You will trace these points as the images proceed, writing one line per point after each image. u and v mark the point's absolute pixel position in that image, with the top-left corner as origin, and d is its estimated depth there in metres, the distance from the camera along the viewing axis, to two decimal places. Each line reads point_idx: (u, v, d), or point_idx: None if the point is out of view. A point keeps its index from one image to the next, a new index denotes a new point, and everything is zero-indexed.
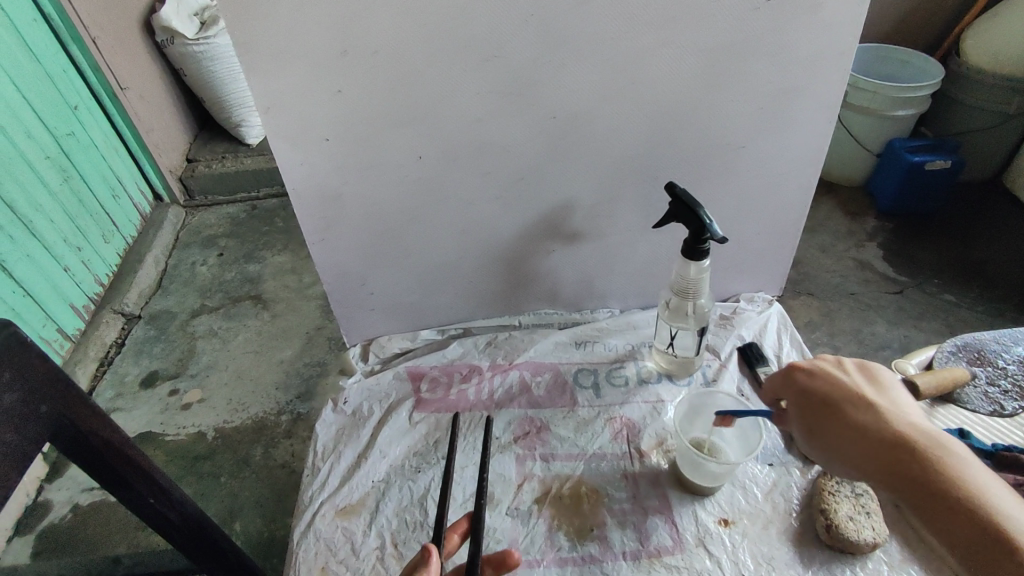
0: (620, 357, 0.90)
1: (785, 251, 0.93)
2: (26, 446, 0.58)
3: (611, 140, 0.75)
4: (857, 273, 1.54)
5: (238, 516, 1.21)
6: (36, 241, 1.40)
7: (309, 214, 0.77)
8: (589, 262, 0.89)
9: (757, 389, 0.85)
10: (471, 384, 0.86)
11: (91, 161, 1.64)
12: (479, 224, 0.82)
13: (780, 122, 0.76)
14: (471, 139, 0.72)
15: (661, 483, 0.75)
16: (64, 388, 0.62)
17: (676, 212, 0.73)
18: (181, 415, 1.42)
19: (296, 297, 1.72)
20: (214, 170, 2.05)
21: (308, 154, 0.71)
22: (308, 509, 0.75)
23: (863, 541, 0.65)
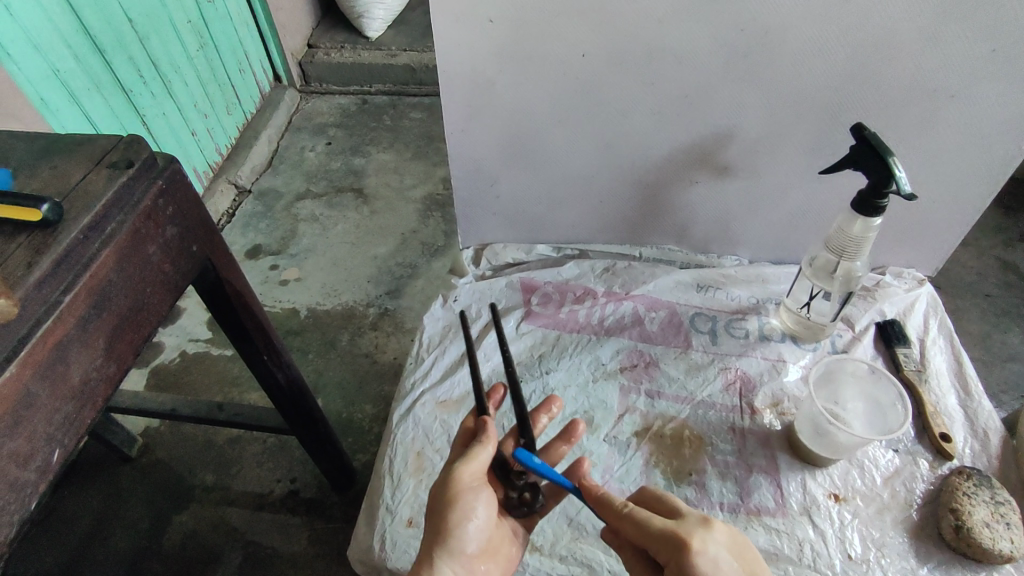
0: (742, 308, 0.84)
1: (954, 227, 0.83)
2: (178, 280, 0.61)
3: (798, 67, 0.67)
4: (999, 274, 1.38)
5: (320, 392, 1.27)
6: (171, 101, 1.45)
7: (455, 101, 0.77)
8: (732, 201, 0.84)
9: (892, 370, 0.77)
10: (583, 306, 0.84)
11: (226, 32, 1.67)
12: (626, 138, 0.78)
13: (1007, 72, 0.65)
14: (644, 42, 0.67)
15: (771, 443, 0.71)
16: (210, 231, 0.64)
17: (857, 157, 0.64)
18: (279, 289, 1.48)
19: (396, 197, 1.73)
20: (333, 59, 2.05)
21: (471, 36, 0.69)
22: (409, 395, 0.76)
23: (996, 551, 0.60)
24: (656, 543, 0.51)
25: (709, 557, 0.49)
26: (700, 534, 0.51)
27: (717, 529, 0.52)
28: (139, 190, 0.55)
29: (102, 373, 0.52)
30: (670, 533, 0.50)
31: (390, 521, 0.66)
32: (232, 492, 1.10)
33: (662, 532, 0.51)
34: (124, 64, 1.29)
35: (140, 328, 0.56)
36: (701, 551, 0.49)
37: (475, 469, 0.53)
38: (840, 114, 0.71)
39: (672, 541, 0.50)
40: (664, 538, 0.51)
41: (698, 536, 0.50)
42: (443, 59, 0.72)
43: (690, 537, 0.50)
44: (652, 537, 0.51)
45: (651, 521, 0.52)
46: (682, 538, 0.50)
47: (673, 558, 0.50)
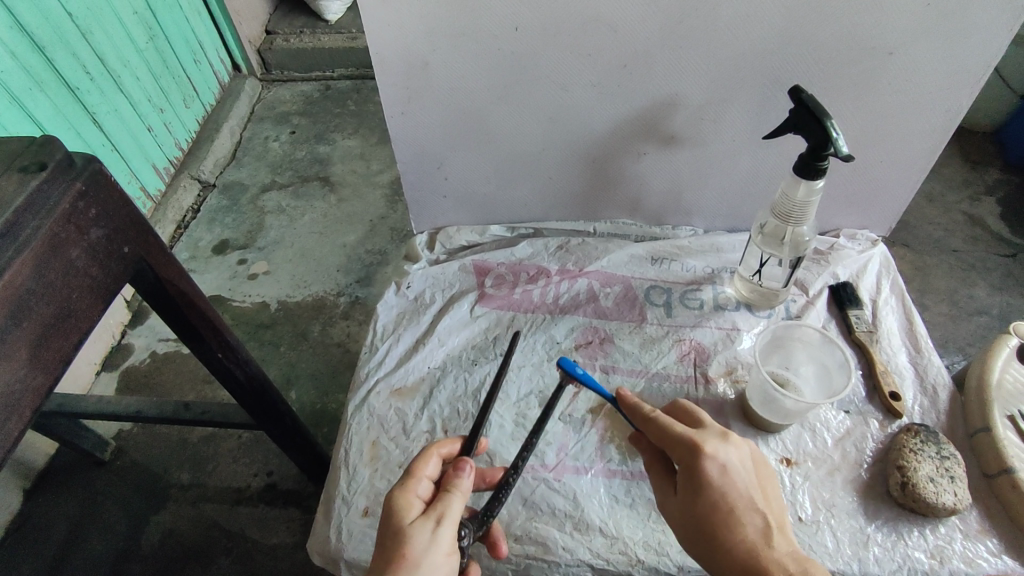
0: (697, 279, 0.83)
1: (905, 185, 0.83)
2: (109, 283, 0.59)
3: (736, 30, 0.66)
4: (965, 228, 1.38)
5: (294, 385, 1.26)
6: (123, 97, 1.41)
7: (393, 83, 0.75)
8: (682, 170, 0.83)
9: (845, 333, 0.78)
10: (537, 286, 0.83)
11: (177, 22, 1.62)
12: (570, 111, 0.76)
13: (944, 24, 0.64)
14: (577, 11, 0.65)
15: (724, 412, 0.71)
16: (144, 231, 0.63)
17: (797, 121, 0.63)
18: (248, 283, 1.46)
19: (363, 183, 1.70)
20: (292, 45, 1.99)
21: (399, 14, 0.67)
22: (364, 385, 0.76)
23: (941, 505, 0.61)
24: (673, 442, 0.55)
25: (724, 460, 0.53)
26: (715, 442, 0.54)
27: (733, 441, 0.55)
28: (56, 193, 0.53)
29: (27, 384, 0.51)
30: (687, 437, 0.54)
31: (346, 512, 0.66)
32: (209, 488, 1.10)
33: (682, 437, 0.55)
34: (67, 59, 1.25)
35: (69, 335, 0.55)
36: (715, 456, 0.53)
37: (452, 524, 0.50)
38: (782, 76, 0.70)
39: (689, 445, 0.54)
40: (680, 444, 0.55)
41: (713, 443, 0.54)
42: (375, 41, 0.70)
43: (708, 442, 0.54)
44: (670, 436, 0.56)
45: (673, 425, 0.56)
46: (698, 443, 0.54)
47: (684, 457, 0.54)
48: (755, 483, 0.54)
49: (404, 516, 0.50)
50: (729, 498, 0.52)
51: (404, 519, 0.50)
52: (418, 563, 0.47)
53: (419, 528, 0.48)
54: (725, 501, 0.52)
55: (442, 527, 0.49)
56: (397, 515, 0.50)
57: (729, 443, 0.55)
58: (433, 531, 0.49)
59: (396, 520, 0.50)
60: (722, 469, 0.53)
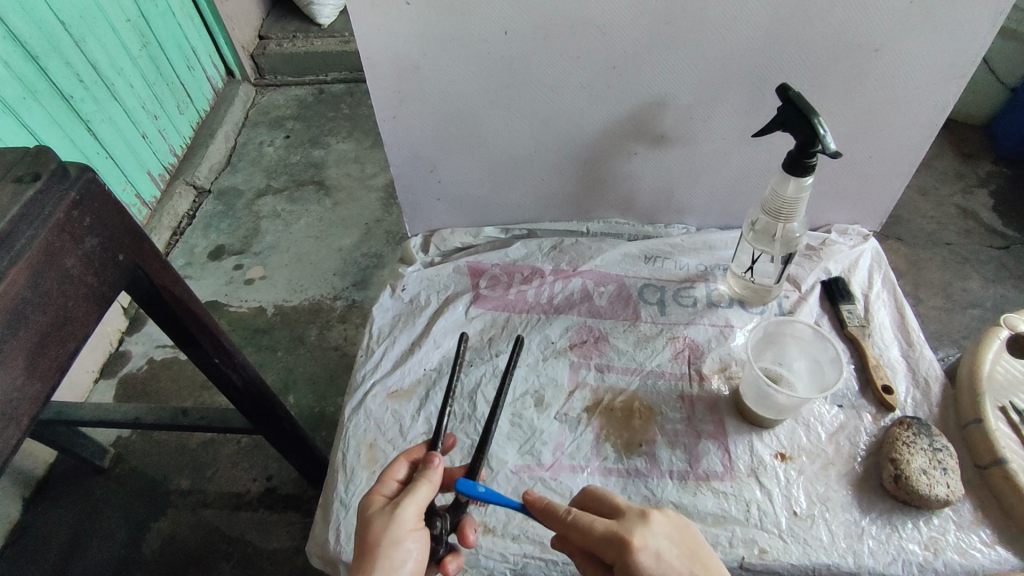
0: (690, 276, 0.84)
1: (895, 180, 0.84)
2: (105, 291, 0.59)
3: (724, 29, 0.66)
4: (958, 221, 1.39)
5: (292, 390, 1.27)
6: (117, 105, 1.41)
7: (384, 87, 0.75)
8: (673, 168, 0.83)
9: (837, 327, 0.78)
10: (532, 286, 0.84)
11: (169, 29, 1.62)
12: (561, 112, 0.76)
13: (930, 21, 0.65)
14: (566, 13, 0.66)
15: (719, 408, 0.71)
16: (139, 239, 0.63)
17: (785, 119, 0.64)
18: (245, 289, 1.47)
19: (358, 187, 1.70)
20: (285, 49, 2.00)
21: (389, 19, 0.67)
22: (360, 388, 0.76)
23: (934, 496, 0.61)
24: (598, 545, 0.52)
25: (653, 551, 0.51)
26: (641, 531, 0.52)
27: (655, 520, 0.53)
28: (50, 203, 0.53)
29: (25, 393, 0.52)
30: (613, 535, 0.51)
31: (344, 514, 0.67)
32: (209, 494, 1.10)
33: (605, 534, 0.52)
34: (60, 68, 1.25)
35: (66, 343, 0.55)
36: (642, 547, 0.51)
37: (414, 508, 0.52)
38: (770, 74, 0.71)
39: (615, 540, 0.51)
40: (607, 541, 0.52)
41: (639, 532, 0.51)
42: (366, 47, 0.70)
43: (632, 535, 0.51)
44: (595, 538, 0.52)
45: (592, 527, 0.52)
46: (625, 538, 0.51)
47: (617, 558, 0.51)
48: (691, 560, 0.52)
49: (369, 510, 0.54)
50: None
51: (370, 510, 0.53)
52: (378, 545, 0.50)
53: (379, 514, 0.52)
54: None
55: (401, 510, 0.52)
56: (366, 508, 0.54)
57: (653, 531, 0.52)
58: (393, 514, 0.52)
59: (365, 511, 0.54)
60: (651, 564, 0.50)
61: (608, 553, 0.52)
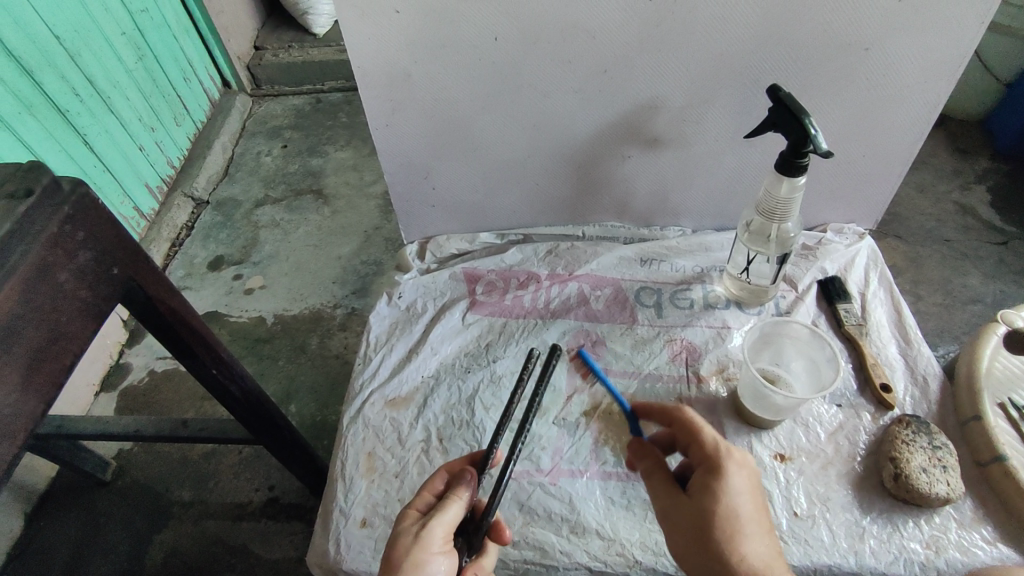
0: (686, 278, 0.84)
1: (889, 178, 0.84)
2: (99, 305, 0.59)
3: (713, 32, 0.67)
4: (956, 218, 1.39)
5: (293, 398, 1.27)
6: (114, 118, 1.42)
7: (377, 96, 0.75)
8: (667, 171, 0.83)
9: (835, 326, 0.78)
10: (528, 291, 0.84)
11: (165, 41, 1.63)
12: (554, 117, 0.77)
13: (917, 20, 0.65)
14: (556, 19, 0.66)
15: (717, 410, 0.71)
16: (134, 251, 0.63)
17: (777, 119, 0.64)
18: (244, 298, 1.47)
19: (356, 195, 1.71)
20: (281, 60, 2.01)
21: (380, 28, 0.68)
22: (358, 396, 0.76)
23: (934, 495, 0.61)
24: (699, 445, 0.55)
25: (741, 473, 0.52)
26: (739, 458, 0.54)
27: (751, 459, 0.55)
28: (43, 218, 0.53)
29: (20, 408, 0.52)
30: (721, 442, 0.54)
31: (344, 523, 0.67)
32: (211, 505, 1.10)
33: (711, 437, 0.55)
34: (56, 83, 1.26)
35: (62, 357, 0.55)
36: (737, 464, 0.53)
37: (444, 526, 0.51)
38: (760, 76, 0.71)
39: (719, 446, 0.54)
40: (710, 443, 0.54)
41: (740, 456, 0.54)
42: (357, 56, 0.71)
43: (734, 449, 0.54)
44: (700, 437, 0.55)
45: (702, 429, 0.55)
46: (730, 450, 0.54)
47: (706, 461, 0.53)
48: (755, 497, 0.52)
49: (400, 523, 0.53)
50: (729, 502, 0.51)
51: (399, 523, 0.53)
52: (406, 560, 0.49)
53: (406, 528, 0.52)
54: (734, 516, 0.51)
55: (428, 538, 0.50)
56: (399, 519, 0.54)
57: (753, 472, 0.54)
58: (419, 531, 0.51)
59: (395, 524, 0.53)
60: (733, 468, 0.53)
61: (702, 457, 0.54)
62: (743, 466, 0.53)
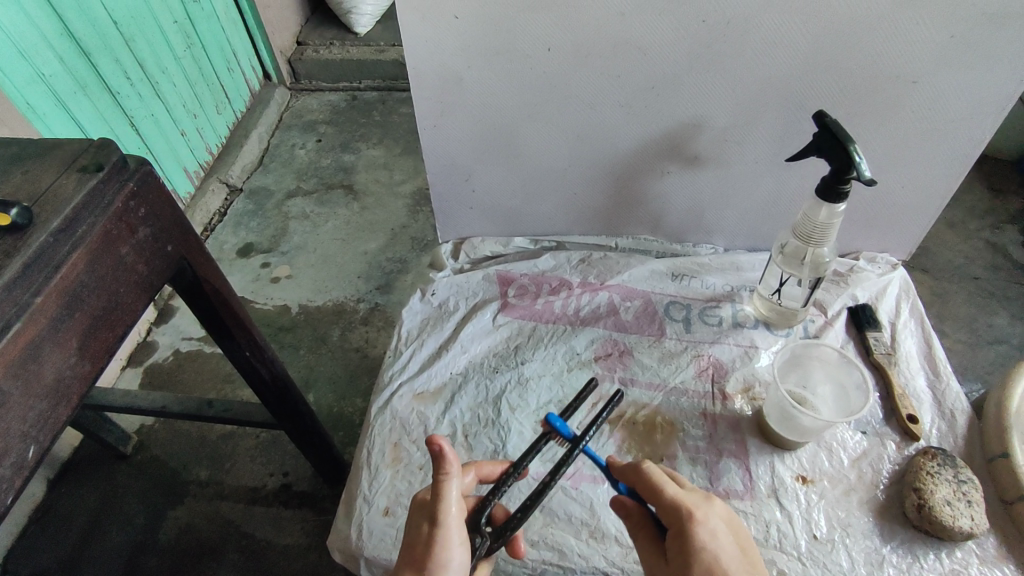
0: (717, 296, 0.85)
1: (926, 211, 0.84)
2: (152, 279, 0.61)
3: (763, 56, 0.68)
4: (986, 256, 1.38)
5: (312, 387, 1.29)
6: (160, 102, 1.46)
7: (427, 97, 0.77)
8: (704, 190, 0.84)
9: (863, 354, 0.78)
10: (558, 297, 0.85)
11: (213, 31, 1.67)
12: (598, 130, 0.78)
13: (970, 57, 0.66)
14: (610, 34, 0.68)
15: (741, 428, 0.72)
16: (187, 232, 0.65)
17: (820, 145, 0.65)
18: (271, 286, 1.50)
19: (386, 193, 1.73)
20: (322, 56, 2.05)
21: (437, 31, 0.70)
22: (387, 388, 0.77)
23: (958, 528, 0.61)
24: (662, 508, 0.53)
25: (710, 529, 0.51)
26: (702, 507, 0.53)
27: (716, 503, 0.54)
28: (110, 193, 0.55)
29: (76, 372, 0.53)
30: (679, 503, 0.52)
31: (367, 510, 0.68)
32: (227, 486, 1.12)
33: (672, 501, 0.52)
34: (110, 65, 1.30)
35: (115, 327, 0.57)
36: (702, 522, 0.51)
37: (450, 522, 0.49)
38: (805, 103, 0.72)
39: (679, 512, 0.52)
40: (672, 508, 0.52)
41: (701, 508, 0.52)
42: (413, 58, 0.73)
43: (695, 508, 0.52)
44: (659, 503, 0.53)
45: (661, 490, 0.53)
46: (689, 509, 0.52)
47: (675, 525, 0.52)
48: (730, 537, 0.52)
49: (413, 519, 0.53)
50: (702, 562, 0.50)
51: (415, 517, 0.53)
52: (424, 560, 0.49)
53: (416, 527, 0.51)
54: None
55: (446, 516, 0.49)
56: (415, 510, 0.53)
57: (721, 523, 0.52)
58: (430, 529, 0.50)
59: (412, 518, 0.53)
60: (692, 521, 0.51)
61: (668, 520, 0.52)
62: (708, 522, 0.51)
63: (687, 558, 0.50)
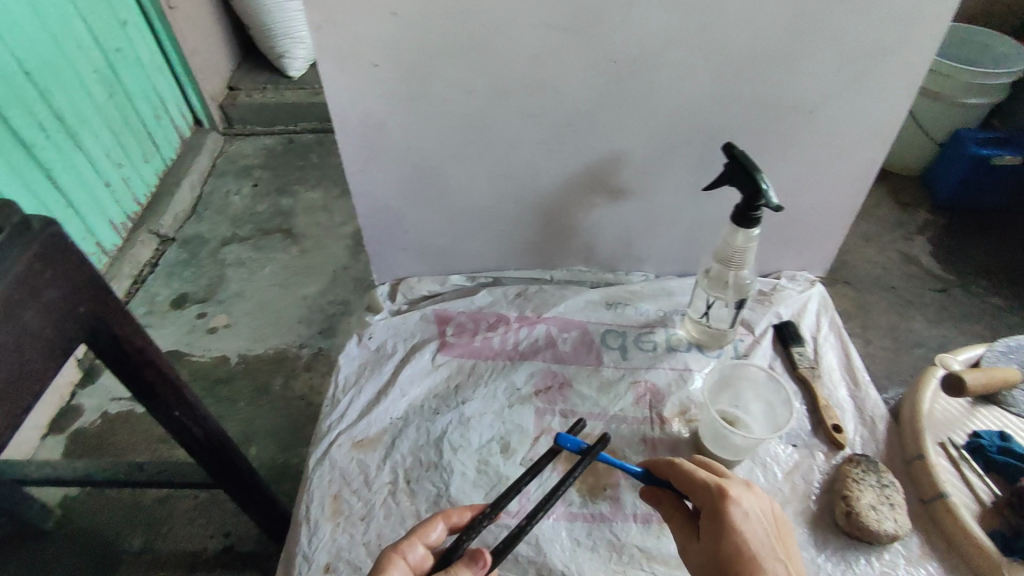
0: (650, 322, 0.87)
1: (835, 229, 0.90)
2: (63, 343, 0.58)
3: (672, 93, 0.72)
4: (901, 266, 1.47)
5: (254, 441, 1.24)
6: (80, 153, 1.41)
7: (352, 143, 0.78)
8: (631, 220, 0.88)
9: (790, 368, 0.82)
10: (497, 333, 0.85)
11: (137, 79, 1.64)
12: (524, 167, 0.80)
13: (856, 87, 0.72)
14: (527, 77, 0.70)
15: (680, 451, 0.74)
16: (104, 291, 0.62)
17: (730, 174, 0.69)
18: (206, 338, 1.44)
19: (326, 235, 1.71)
20: (254, 100, 2.03)
21: (358, 78, 0.71)
22: (326, 438, 0.75)
23: (884, 532, 0.64)
24: (697, 489, 0.56)
25: (744, 510, 0.53)
26: (739, 489, 0.54)
27: (755, 491, 0.55)
28: (11, 256, 0.53)
29: None
30: (712, 483, 0.54)
31: (307, 568, 0.65)
32: (162, 554, 1.05)
33: (706, 481, 0.55)
34: (23, 117, 1.24)
35: (21, 395, 0.54)
36: (737, 502, 0.53)
37: None
38: (715, 135, 0.76)
39: (713, 491, 0.54)
40: (705, 488, 0.55)
41: (737, 489, 0.54)
42: (335, 105, 0.73)
43: (730, 487, 0.54)
44: (694, 484, 0.56)
45: (695, 473, 0.56)
46: (723, 489, 0.54)
47: (710, 504, 0.54)
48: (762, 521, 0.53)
49: None
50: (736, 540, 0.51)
51: None
52: None
53: None
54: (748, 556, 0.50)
55: None
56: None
57: (760, 507, 0.54)
58: None
59: None
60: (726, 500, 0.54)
61: (703, 500, 0.55)
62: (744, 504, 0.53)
63: (715, 536, 0.53)
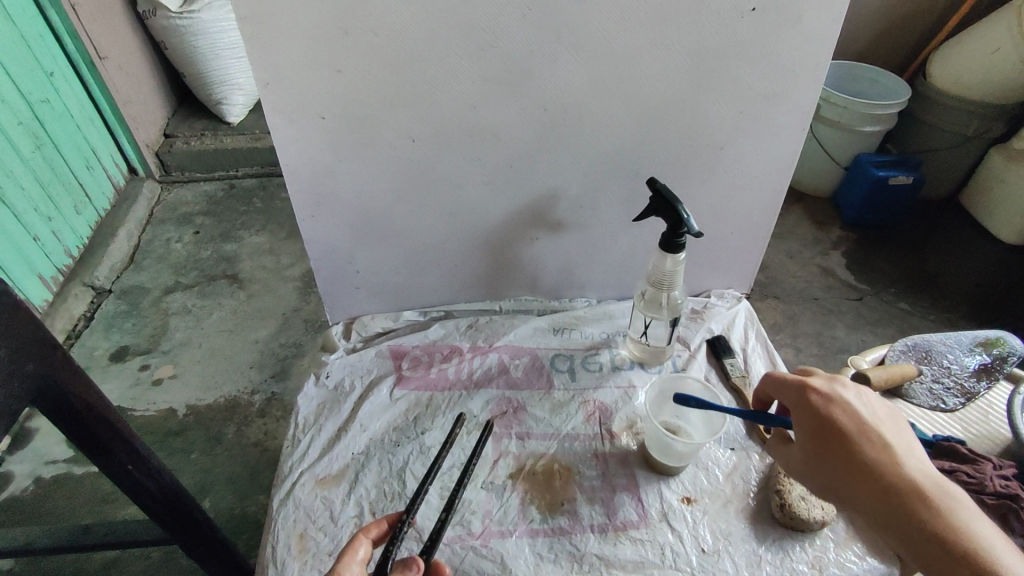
0: (595, 344, 0.93)
1: (754, 249, 0.99)
2: (9, 403, 0.56)
3: (598, 135, 0.79)
4: (820, 279, 1.61)
5: (209, 492, 1.21)
6: (5, 206, 1.37)
7: (302, 190, 0.81)
8: (571, 251, 0.94)
9: (723, 379, 0.89)
10: (451, 364, 0.89)
11: (66, 131, 1.61)
12: (468, 207, 0.86)
13: (757, 125, 0.81)
14: (466, 124, 0.76)
15: (629, 462, 0.79)
16: (53, 347, 0.60)
17: (655, 206, 0.76)
18: (152, 390, 1.41)
19: (274, 278, 1.71)
20: (193, 147, 2.02)
21: (306, 130, 0.75)
22: (288, 478, 0.77)
23: (813, 519, 0.70)
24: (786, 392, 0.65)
25: (830, 396, 0.62)
26: (825, 382, 0.63)
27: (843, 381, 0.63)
28: None
29: None
30: (799, 382, 0.64)
31: None
32: None
33: (792, 383, 0.65)
34: None
35: None
36: (822, 391, 0.62)
37: None
38: (640, 170, 0.84)
39: (799, 388, 0.64)
40: (793, 388, 0.65)
41: (821, 382, 0.63)
42: (284, 155, 0.77)
43: (813, 381, 0.63)
44: (784, 387, 0.66)
45: (784, 377, 0.66)
46: (805, 384, 0.63)
47: (797, 400, 0.64)
48: (892, 428, 0.60)
49: None
50: (876, 446, 0.58)
51: None
52: None
53: None
54: (846, 434, 0.59)
55: None
56: None
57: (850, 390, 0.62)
58: None
59: None
60: (857, 414, 0.60)
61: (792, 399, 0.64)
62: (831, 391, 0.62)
63: (808, 425, 0.62)
